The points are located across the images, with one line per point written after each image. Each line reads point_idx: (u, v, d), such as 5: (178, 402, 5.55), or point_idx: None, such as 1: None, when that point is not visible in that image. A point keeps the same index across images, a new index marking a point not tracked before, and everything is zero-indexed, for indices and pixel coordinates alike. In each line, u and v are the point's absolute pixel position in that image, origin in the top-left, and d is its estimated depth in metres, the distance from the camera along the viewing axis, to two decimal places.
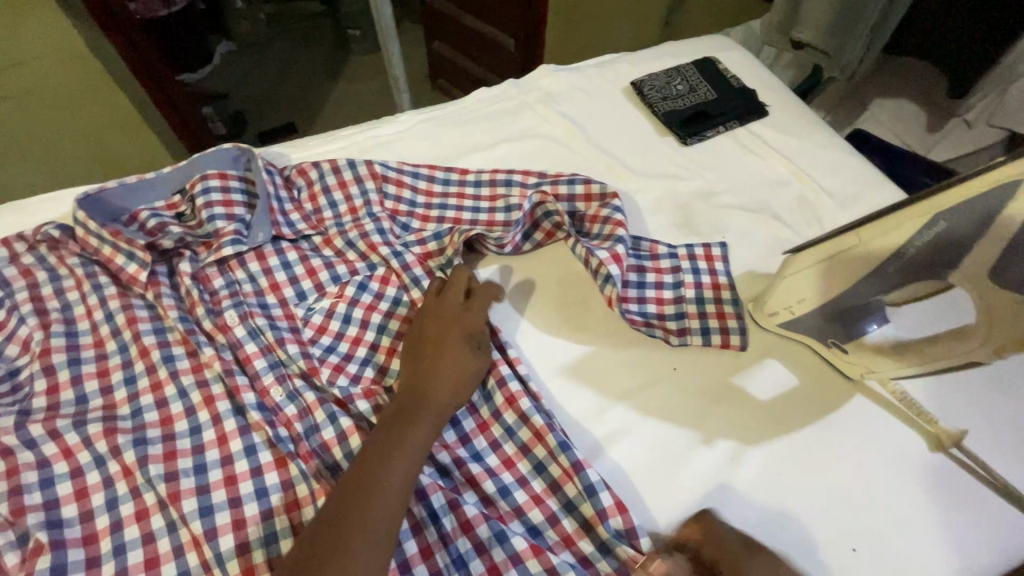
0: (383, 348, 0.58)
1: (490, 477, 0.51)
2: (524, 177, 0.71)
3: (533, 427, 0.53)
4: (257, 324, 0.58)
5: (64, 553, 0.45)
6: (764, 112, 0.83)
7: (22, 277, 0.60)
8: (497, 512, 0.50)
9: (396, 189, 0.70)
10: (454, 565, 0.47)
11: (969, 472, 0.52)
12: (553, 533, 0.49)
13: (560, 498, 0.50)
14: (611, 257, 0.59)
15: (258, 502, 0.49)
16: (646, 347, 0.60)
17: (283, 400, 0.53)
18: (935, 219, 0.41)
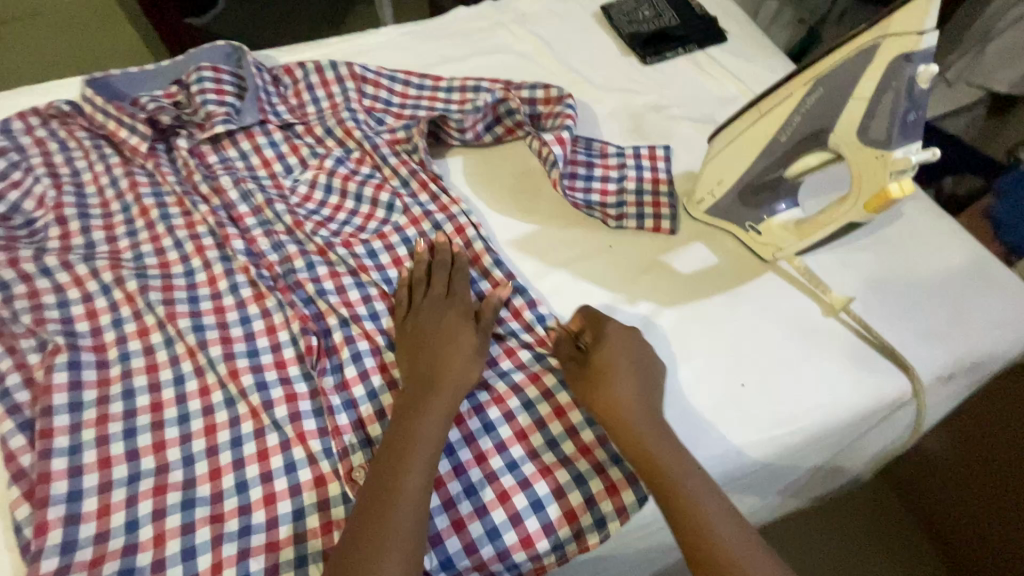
0: (361, 213, 0.67)
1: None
2: (491, 84, 0.78)
3: (492, 279, 0.62)
4: (248, 188, 0.66)
5: (78, 353, 0.53)
6: (723, 38, 0.89)
7: (34, 145, 0.66)
8: None
9: (373, 89, 0.77)
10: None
11: (854, 332, 0.60)
12: (498, 348, 0.59)
13: (505, 325, 0.59)
14: (556, 140, 0.67)
15: (241, 325, 0.57)
16: (585, 228, 0.68)
17: (268, 248, 0.62)
18: (815, 86, 0.48)
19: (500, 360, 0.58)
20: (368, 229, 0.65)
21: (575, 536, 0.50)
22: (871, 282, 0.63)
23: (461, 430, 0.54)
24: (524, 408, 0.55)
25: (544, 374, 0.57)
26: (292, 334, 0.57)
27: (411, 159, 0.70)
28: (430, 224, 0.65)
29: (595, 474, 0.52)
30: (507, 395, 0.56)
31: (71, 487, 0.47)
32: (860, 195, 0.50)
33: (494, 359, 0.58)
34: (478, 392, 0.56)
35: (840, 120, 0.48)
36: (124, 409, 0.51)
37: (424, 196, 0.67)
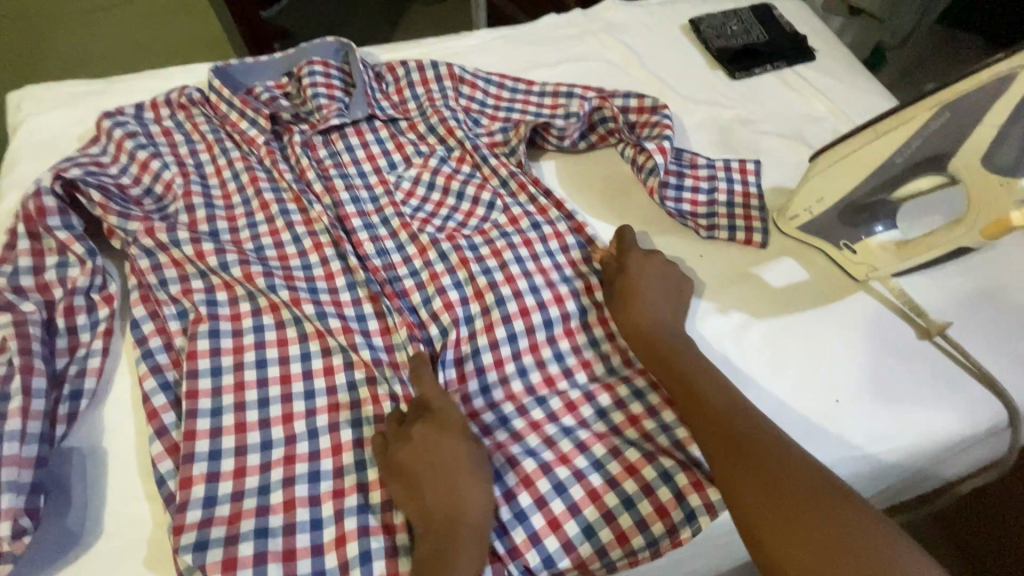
0: (462, 211, 0.70)
1: (539, 310, 0.61)
2: (584, 91, 0.80)
3: (585, 280, 0.64)
4: (359, 193, 0.69)
5: (217, 322, 0.58)
6: (812, 55, 0.89)
7: (162, 135, 0.71)
8: (535, 339, 0.60)
9: (470, 89, 0.80)
10: (479, 391, 0.58)
11: (952, 359, 0.60)
12: (575, 357, 0.61)
13: (585, 335, 0.62)
14: (658, 148, 0.70)
15: (358, 322, 0.60)
16: (679, 235, 0.69)
17: (374, 252, 0.65)
18: (942, 110, 0.49)
19: (589, 367, 0.60)
20: (469, 225, 0.68)
21: (668, 531, 0.51)
22: (965, 307, 0.63)
23: (541, 437, 0.55)
24: (636, 398, 0.58)
25: (616, 385, 0.59)
26: (400, 340, 0.59)
27: (508, 161, 0.73)
28: (529, 225, 0.67)
29: (680, 469, 0.53)
30: (578, 403, 0.58)
31: (213, 447, 0.51)
32: (980, 218, 0.51)
33: (569, 369, 0.60)
34: (550, 400, 0.58)
35: (964, 146, 0.49)
36: (257, 377, 0.55)
37: (518, 197, 0.70)
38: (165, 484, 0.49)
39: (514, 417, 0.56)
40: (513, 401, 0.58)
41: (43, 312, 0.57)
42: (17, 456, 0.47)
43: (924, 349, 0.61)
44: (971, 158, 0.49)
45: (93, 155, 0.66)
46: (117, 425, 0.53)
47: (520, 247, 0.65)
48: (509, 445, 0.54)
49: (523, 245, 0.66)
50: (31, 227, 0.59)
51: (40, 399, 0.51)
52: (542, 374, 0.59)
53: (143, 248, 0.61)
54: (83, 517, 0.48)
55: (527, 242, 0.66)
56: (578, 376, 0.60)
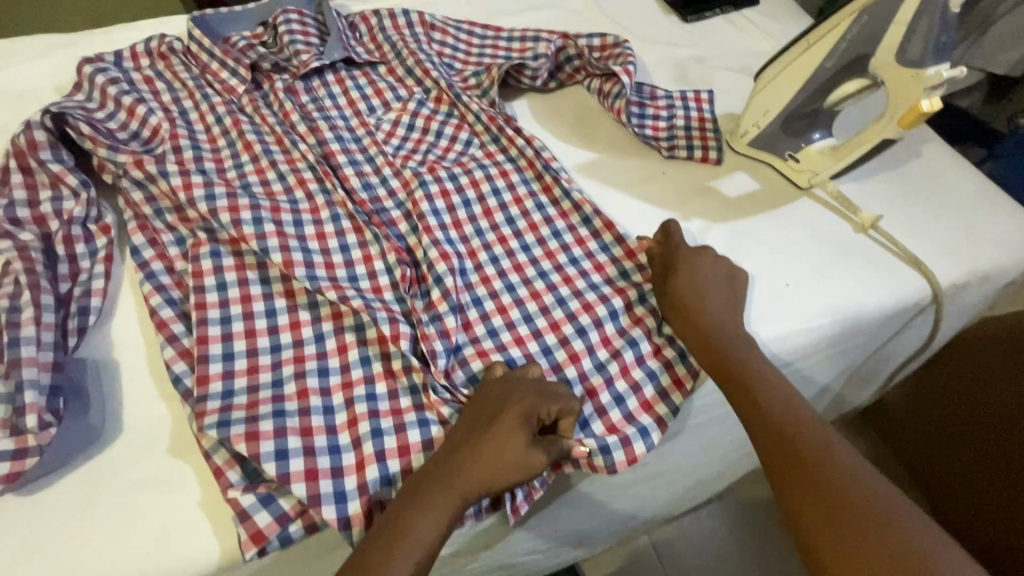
0: (440, 147, 0.74)
1: (515, 237, 0.67)
2: (549, 35, 0.85)
3: (559, 208, 0.69)
4: (342, 133, 0.73)
5: (217, 246, 0.61)
6: (755, 0, 0.97)
7: (144, 82, 0.73)
8: (517, 261, 0.65)
9: (441, 36, 0.85)
10: (472, 303, 0.61)
11: (883, 246, 0.68)
12: (588, 262, 0.65)
13: (565, 255, 0.66)
14: (624, 70, 0.75)
15: (341, 253, 0.62)
16: (643, 157, 0.76)
17: (361, 187, 0.68)
18: (861, 15, 0.56)
19: (590, 274, 0.64)
20: (449, 158, 0.73)
21: (623, 444, 0.55)
22: (896, 207, 0.71)
23: (522, 350, 0.59)
24: (610, 315, 0.61)
25: (597, 305, 0.61)
26: (388, 264, 0.62)
27: (480, 101, 0.77)
28: (506, 162, 0.73)
29: (631, 394, 0.58)
30: (595, 304, 0.62)
31: (225, 349, 0.54)
32: (899, 111, 0.58)
33: (553, 285, 0.63)
34: (569, 300, 0.62)
35: (880, 47, 0.57)
36: (262, 291, 0.59)
37: (491, 134, 0.74)
38: (180, 383, 0.52)
39: (502, 331, 0.60)
40: (503, 314, 0.61)
41: (41, 241, 0.58)
42: (35, 358, 0.50)
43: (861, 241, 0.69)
44: (887, 57, 0.57)
45: (79, 100, 0.68)
46: (126, 340, 0.56)
47: (497, 179, 0.71)
48: (523, 342, 0.59)
49: (500, 177, 0.71)
50: (22, 162, 0.61)
51: (51, 313, 0.53)
52: (534, 279, 0.64)
53: (134, 181, 0.63)
54: (104, 415, 0.51)
55: (503, 175, 0.71)
56: (562, 291, 0.63)
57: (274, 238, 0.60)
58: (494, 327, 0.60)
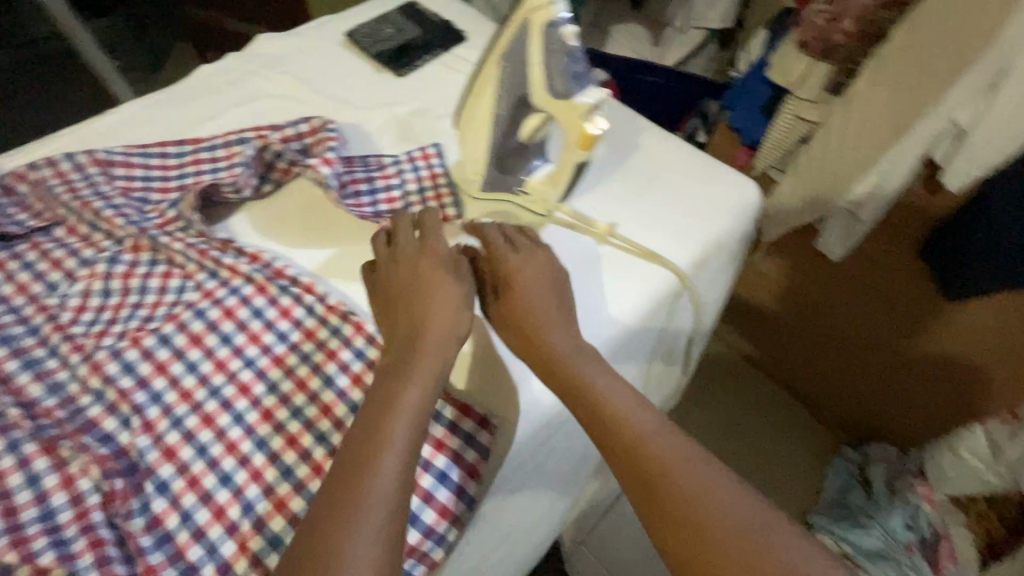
0: (147, 303, 0.63)
1: (259, 380, 0.59)
2: (255, 133, 0.78)
3: (304, 328, 0.63)
4: (12, 331, 0.60)
5: None
6: (464, 37, 0.98)
7: None
8: (264, 408, 0.57)
9: (125, 170, 0.74)
10: (219, 483, 0.53)
11: (623, 253, 0.71)
12: (344, 376, 0.59)
13: (318, 378, 0.59)
14: (322, 162, 0.72)
15: (29, 488, 0.51)
16: (381, 235, 0.72)
17: (43, 394, 0.56)
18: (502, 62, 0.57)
19: (348, 392, 0.58)
20: (156, 316, 0.62)
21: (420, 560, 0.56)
22: (625, 209, 0.75)
23: (285, 518, 0.52)
24: None
25: None
26: (94, 480, 0.51)
27: (184, 235, 0.68)
28: (227, 296, 0.64)
29: (426, 505, 0.57)
30: None
31: None
32: (574, 138, 0.60)
33: (309, 421, 0.57)
34: (331, 435, 0.56)
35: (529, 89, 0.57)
36: None
37: (207, 271, 0.66)
38: None
39: (258, 501, 0.53)
40: (257, 481, 0.53)
41: None
42: None
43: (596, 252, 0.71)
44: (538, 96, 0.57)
45: None
46: None
47: (222, 322, 0.62)
48: (285, 505, 0.52)
49: (225, 319, 0.62)
50: None
51: None
52: (291, 421, 0.56)
53: None
54: None
55: (227, 314, 0.62)
56: (321, 425, 0.56)
57: None
58: (249, 501, 0.52)
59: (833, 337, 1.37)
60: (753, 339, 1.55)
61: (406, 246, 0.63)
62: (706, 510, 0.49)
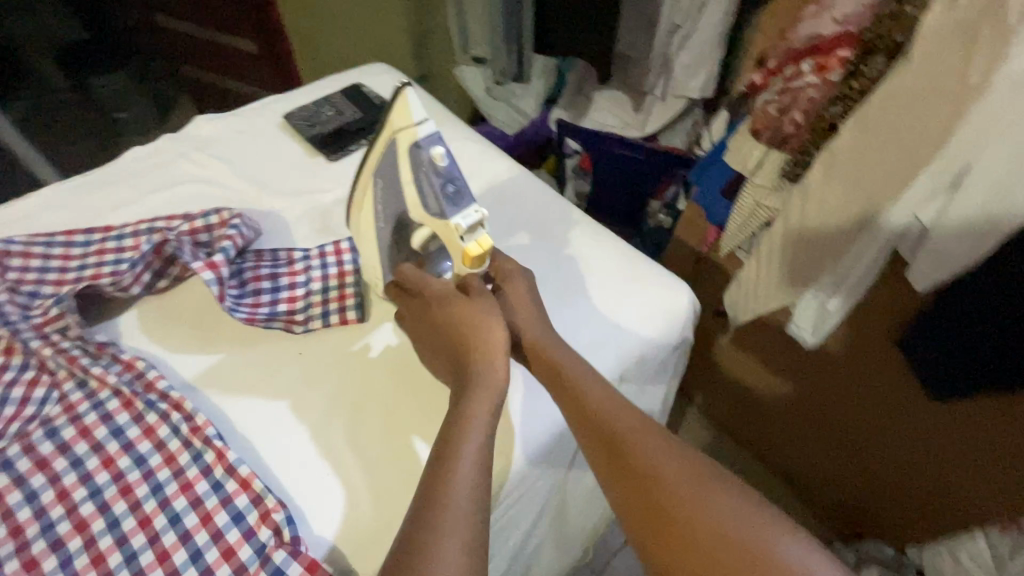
0: (4, 417, 0.58)
1: (99, 515, 0.53)
2: (165, 221, 0.75)
3: (166, 451, 0.57)
4: None
5: None
6: None
7: None
8: (97, 550, 0.51)
9: (22, 260, 0.71)
10: None
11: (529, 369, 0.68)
12: (193, 515, 0.53)
13: (164, 516, 0.53)
14: (203, 266, 0.66)
15: None
16: (272, 342, 0.68)
17: None
18: (377, 176, 0.60)
19: (193, 535, 0.52)
20: (9, 434, 0.57)
21: None
22: None
23: None
24: None
25: None
26: None
27: (61, 338, 0.64)
28: (89, 412, 0.59)
29: None
30: None
31: None
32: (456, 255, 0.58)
33: (142, 570, 0.51)
34: None
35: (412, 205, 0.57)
36: None
37: (76, 379, 0.61)
38: None
39: None
40: None
41: None
42: None
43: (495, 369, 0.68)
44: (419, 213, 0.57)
45: None
46: None
47: (75, 443, 0.57)
48: None
49: (79, 439, 0.57)
50: None
51: None
52: (120, 571, 0.51)
53: None
54: None
55: (84, 434, 0.58)
56: (153, 575, 0.51)
57: None
58: None
59: (818, 426, 1.23)
60: (734, 416, 1.42)
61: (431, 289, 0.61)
62: (714, 513, 0.48)
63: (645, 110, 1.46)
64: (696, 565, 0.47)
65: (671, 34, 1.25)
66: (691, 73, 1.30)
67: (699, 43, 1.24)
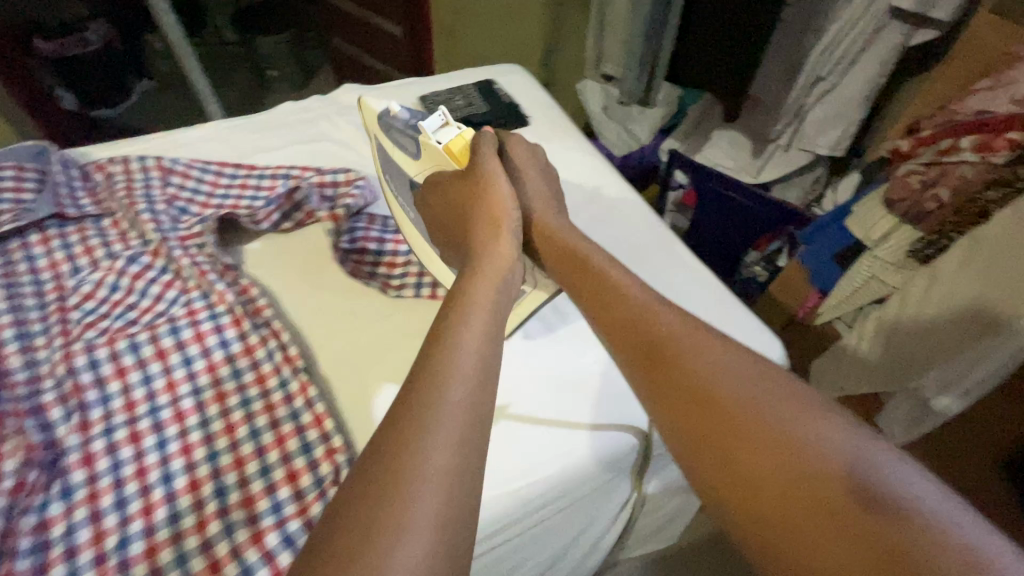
0: (139, 308, 0.67)
1: (195, 412, 0.60)
2: (300, 172, 0.82)
3: (259, 371, 0.63)
4: (24, 301, 0.66)
5: None
6: (527, 122, 1.00)
7: None
8: (187, 441, 0.58)
9: (180, 179, 0.81)
10: (113, 506, 0.53)
11: (585, 393, 0.66)
12: (269, 435, 0.58)
13: (246, 428, 0.59)
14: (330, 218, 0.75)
15: None
16: (368, 299, 0.73)
17: (16, 365, 0.61)
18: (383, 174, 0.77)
19: (266, 452, 0.57)
20: (140, 322, 0.66)
21: None
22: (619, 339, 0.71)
23: (149, 566, 0.50)
24: (272, 510, 0.54)
25: (259, 498, 0.54)
26: (12, 466, 0.53)
27: (196, 252, 0.73)
28: (205, 322, 0.66)
29: None
30: (258, 496, 0.55)
31: None
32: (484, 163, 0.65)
33: (218, 470, 0.56)
34: (230, 492, 0.55)
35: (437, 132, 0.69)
36: None
37: (201, 290, 0.69)
38: None
39: (134, 540, 0.51)
40: (145, 517, 0.52)
41: None
42: None
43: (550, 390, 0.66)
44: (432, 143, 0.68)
45: None
46: None
47: (190, 344, 0.64)
48: (155, 552, 0.50)
49: (194, 342, 0.65)
50: None
51: None
52: (201, 465, 0.56)
53: None
54: None
55: (198, 338, 0.65)
56: (227, 477, 0.56)
57: None
58: (127, 536, 0.51)
59: None
60: None
61: (451, 188, 0.66)
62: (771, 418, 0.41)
63: (763, 157, 1.39)
64: (749, 479, 0.40)
65: (812, 85, 1.22)
66: (823, 127, 1.27)
67: (840, 99, 1.21)
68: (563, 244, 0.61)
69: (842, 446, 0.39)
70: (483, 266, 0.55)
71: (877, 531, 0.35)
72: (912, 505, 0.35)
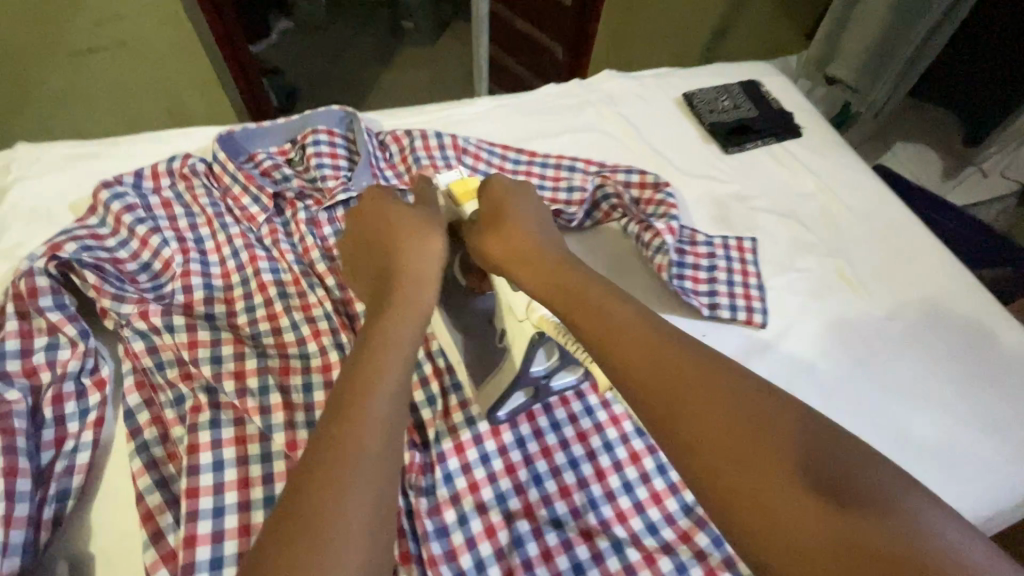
0: None
1: (545, 413, 0.61)
2: (583, 179, 0.81)
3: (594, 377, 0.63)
4: None
5: (217, 411, 0.56)
6: (799, 132, 0.93)
7: (162, 206, 0.69)
8: (545, 444, 0.59)
9: (473, 159, 0.81)
10: (495, 498, 0.56)
11: (926, 447, 0.64)
12: (623, 449, 0.59)
13: (599, 438, 0.59)
14: (667, 229, 0.72)
15: None
16: (678, 314, 0.71)
17: None
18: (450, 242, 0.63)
19: (625, 467, 0.58)
20: None
21: None
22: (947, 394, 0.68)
23: (549, 569, 0.52)
24: (648, 531, 0.54)
25: (632, 515, 0.55)
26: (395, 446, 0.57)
27: None
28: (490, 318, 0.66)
29: None
30: (629, 513, 0.55)
31: (214, 554, 0.49)
32: (478, 211, 0.63)
33: (585, 479, 0.57)
34: (602, 504, 0.56)
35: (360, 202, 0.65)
36: (264, 473, 0.54)
37: None
38: (221, 518, 0.50)
39: (528, 540, 0.53)
40: (529, 517, 0.55)
41: (28, 400, 0.54)
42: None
43: (849, 419, 0.65)
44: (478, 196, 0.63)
45: (90, 228, 0.65)
46: (111, 526, 0.51)
47: None
48: (551, 557, 0.52)
49: None
50: (20, 306, 0.57)
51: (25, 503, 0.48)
52: (567, 471, 0.57)
53: (137, 330, 0.59)
54: None
55: None
56: (594, 489, 0.57)
57: (279, 412, 0.56)
58: (519, 534, 0.54)
59: None
60: None
61: (519, 231, 0.59)
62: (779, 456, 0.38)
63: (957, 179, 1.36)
64: (772, 512, 0.36)
65: None
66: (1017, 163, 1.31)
67: None
68: (556, 273, 0.55)
69: (879, 477, 0.36)
70: (392, 293, 0.53)
71: (870, 548, 0.33)
72: (944, 541, 0.33)
